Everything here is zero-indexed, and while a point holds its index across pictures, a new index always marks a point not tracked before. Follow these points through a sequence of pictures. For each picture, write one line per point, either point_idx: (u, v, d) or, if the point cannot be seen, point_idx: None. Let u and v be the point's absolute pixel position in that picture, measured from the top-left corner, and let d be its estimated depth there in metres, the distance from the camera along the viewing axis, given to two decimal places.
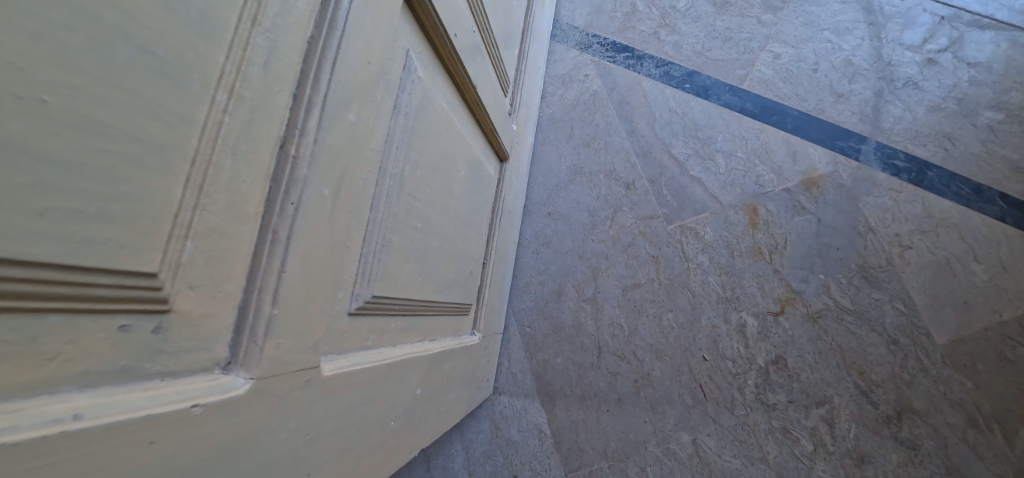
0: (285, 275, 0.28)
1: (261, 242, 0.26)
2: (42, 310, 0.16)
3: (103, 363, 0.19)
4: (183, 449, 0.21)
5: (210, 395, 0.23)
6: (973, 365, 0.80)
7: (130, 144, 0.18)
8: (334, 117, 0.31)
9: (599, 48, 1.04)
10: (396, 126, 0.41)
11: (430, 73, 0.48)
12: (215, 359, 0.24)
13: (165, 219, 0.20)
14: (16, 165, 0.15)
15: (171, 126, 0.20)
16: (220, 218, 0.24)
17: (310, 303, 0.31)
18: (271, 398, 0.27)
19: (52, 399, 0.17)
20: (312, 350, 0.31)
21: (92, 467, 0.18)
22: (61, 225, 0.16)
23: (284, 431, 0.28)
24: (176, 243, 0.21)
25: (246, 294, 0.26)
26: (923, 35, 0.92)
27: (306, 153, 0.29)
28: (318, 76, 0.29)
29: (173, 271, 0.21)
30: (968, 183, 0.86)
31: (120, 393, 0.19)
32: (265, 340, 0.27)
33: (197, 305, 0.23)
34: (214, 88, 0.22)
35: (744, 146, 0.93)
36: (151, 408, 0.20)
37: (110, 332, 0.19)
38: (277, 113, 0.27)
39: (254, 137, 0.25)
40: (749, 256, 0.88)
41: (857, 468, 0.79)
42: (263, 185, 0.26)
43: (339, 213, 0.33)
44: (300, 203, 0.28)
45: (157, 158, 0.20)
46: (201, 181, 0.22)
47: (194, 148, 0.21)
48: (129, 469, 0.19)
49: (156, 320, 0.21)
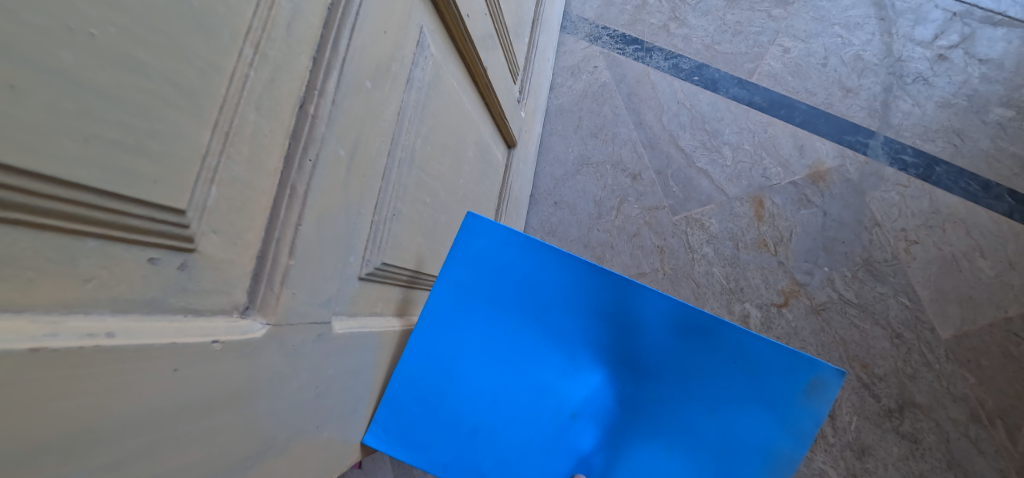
0: (302, 228, 0.29)
1: (280, 194, 0.27)
2: (82, 233, 0.17)
3: (133, 292, 0.20)
4: (204, 381, 0.22)
5: (229, 334, 0.24)
6: (976, 361, 0.80)
7: (163, 84, 0.19)
8: (351, 83, 0.32)
9: (609, 39, 1.04)
10: (409, 99, 0.42)
11: (443, 52, 0.49)
12: (234, 303, 0.25)
13: (193, 161, 0.21)
14: (68, 92, 0.16)
15: (202, 73, 0.21)
16: (244, 168, 0.25)
17: (323, 260, 0.32)
18: (286, 346, 0.28)
19: (85, 318, 0.18)
20: (324, 306, 0.32)
21: (122, 385, 0.19)
22: (101, 153, 0.17)
23: (297, 380, 0.30)
24: (203, 186, 0.22)
25: (264, 244, 0.27)
26: (934, 32, 0.92)
27: (324, 114, 0.30)
28: (337, 41, 0.30)
29: (200, 212, 0.22)
30: (976, 180, 0.86)
31: (148, 322, 0.20)
32: (281, 289, 0.28)
33: (219, 249, 0.24)
34: (241, 42, 0.23)
35: (751, 138, 0.93)
36: (176, 338, 0.21)
37: (140, 263, 0.20)
38: (298, 74, 0.28)
39: (277, 95, 0.26)
40: (753, 248, 0.88)
41: (858, 460, 0.79)
42: (283, 141, 0.27)
43: (352, 177, 0.34)
44: (318, 161, 0.29)
45: (188, 102, 0.21)
46: (227, 129, 0.23)
47: (222, 97, 0.22)
48: (153, 394, 0.20)
49: (182, 257, 0.22)
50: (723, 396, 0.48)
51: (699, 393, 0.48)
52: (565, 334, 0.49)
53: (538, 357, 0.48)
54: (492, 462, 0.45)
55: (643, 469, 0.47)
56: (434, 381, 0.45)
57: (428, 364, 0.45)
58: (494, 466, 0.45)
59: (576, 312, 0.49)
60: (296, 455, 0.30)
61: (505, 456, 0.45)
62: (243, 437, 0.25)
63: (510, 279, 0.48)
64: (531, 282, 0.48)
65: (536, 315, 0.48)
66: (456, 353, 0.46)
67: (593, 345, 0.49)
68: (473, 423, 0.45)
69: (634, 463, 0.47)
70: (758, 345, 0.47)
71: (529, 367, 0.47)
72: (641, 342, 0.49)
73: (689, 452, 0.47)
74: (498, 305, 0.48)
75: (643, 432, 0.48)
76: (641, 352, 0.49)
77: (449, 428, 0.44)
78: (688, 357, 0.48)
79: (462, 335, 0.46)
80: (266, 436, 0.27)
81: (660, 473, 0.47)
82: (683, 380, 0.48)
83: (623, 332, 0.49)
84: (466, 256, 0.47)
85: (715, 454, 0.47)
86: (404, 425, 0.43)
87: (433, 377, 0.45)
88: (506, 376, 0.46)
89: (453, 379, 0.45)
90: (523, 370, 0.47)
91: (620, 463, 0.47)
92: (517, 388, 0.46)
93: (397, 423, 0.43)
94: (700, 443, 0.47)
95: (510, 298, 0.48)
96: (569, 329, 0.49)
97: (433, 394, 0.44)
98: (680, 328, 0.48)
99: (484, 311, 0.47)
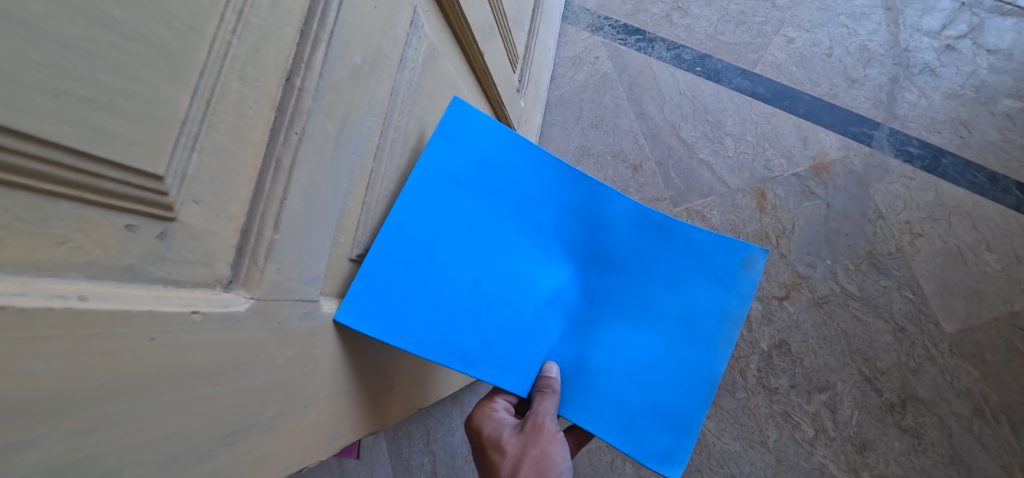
0: (287, 203, 0.29)
1: (265, 167, 0.27)
2: (54, 193, 0.17)
3: (109, 259, 0.19)
4: (182, 351, 0.22)
5: (209, 306, 0.23)
6: (981, 356, 0.79)
7: (138, 43, 0.19)
8: (340, 57, 0.31)
9: (610, 30, 1.03)
10: (402, 79, 0.41)
11: (438, 35, 0.48)
12: (217, 276, 0.25)
13: (172, 126, 0.21)
14: (37, 44, 0.15)
15: (181, 36, 0.20)
16: (227, 138, 0.24)
17: (310, 236, 0.31)
18: (271, 322, 0.28)
19: (57, 281, 0.17)
20: (311, 284, 0.32)
21: (94, 350, 0.18)
22: (74, 111, 0.17)
23: (282, 357, 0.29)
24: (183, 153, 0.22)
25: (249, 218, 0.26)
26: (942, 21, 0.91)
27: (311, 87, 0.29)
28: (325, 13, 0.30)
29: (179, 180, 0.21)
30: (983, 172, 0.85)
31: (125, 290, 0.20)
32: (266, 264, 0.27)
33: (200, 219, 0.23)
34: (223, 7, 0.22)
35: (754, 129, 0.92)
36: (153, 306, 0.20)
37: (116, 229, 0.19)
38: (285, 46, 0.27)
39: (261, 65, 0.25)
40: (755, 240, 0.87)
41: (858, 455, 0.78)
42: (269, 113, 0.27)
43: (341, 154, 0.33)
44: (304, 135, 0.29)
45: (165, 64, 0.20)
46: (208, 96, 0.22)
47: (202, 62, 0.22)
48: (128, 360, 0.20)
49: (161, 226, 0.21)
50: (680, 278, 0.52)
51: (658, 278, 0.52)
52: (540, 227, 0.51)
53: (515, 245, 0.49)
54: (475, 342, 0.45)
55: (615, 348, 0.50)
56: (414, 259, 0.42)
57: (410, 242, 0.42)
58: (477, 346, 0.45)
59: (549, 205, 0.51)
60: (281, 434, 0.30)
61: (487, 336, 0.45)
62: (224, 411, 0.25)
63: (490, 169, 0.49)
64: (509, 174, 0.50)
65: (513, 205, 0.49)
66: (437, 233, 0.45)
67: (562, 240, 0.52)
68: (455, 302, 0.44)
69: (606, 343, 0.50)
70: (707, 236, 0.52)
71: (507, 252, 0.48)
72: (608, 238, 0.52)
73: (654, 328, 0.51)
74: (478, 192, 0.48)
75: (609, 316, 0.51)
76: (606, 244, 0.52)
77: (432, 307, 0.43)
78: (649, 248, 0.52)
79: (443, 216, 0.45)
80: (250, 412, 0.27)
81: (631, 350, 0.50)
82: (645, 267, 0.52)
83: (590, 226, 0.52)
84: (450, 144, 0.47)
85: (678, 327, 0.51)
86: (383, 299, 0.39)
87: (413, 254, 0.42)
88: (486, 259, 0.47)
89: (435, 258, 0.44)
90: (502, 255, 0.48)
91: (592, 344, 0.50)
92: (496, 271, 0.47)
93: (376, 296, 0.39)
94: (662, 320, 0.51)
95: (489, 188, 0.48)
96: (543, 221, 0.51)
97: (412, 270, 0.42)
98: (642, 223, 0.52)
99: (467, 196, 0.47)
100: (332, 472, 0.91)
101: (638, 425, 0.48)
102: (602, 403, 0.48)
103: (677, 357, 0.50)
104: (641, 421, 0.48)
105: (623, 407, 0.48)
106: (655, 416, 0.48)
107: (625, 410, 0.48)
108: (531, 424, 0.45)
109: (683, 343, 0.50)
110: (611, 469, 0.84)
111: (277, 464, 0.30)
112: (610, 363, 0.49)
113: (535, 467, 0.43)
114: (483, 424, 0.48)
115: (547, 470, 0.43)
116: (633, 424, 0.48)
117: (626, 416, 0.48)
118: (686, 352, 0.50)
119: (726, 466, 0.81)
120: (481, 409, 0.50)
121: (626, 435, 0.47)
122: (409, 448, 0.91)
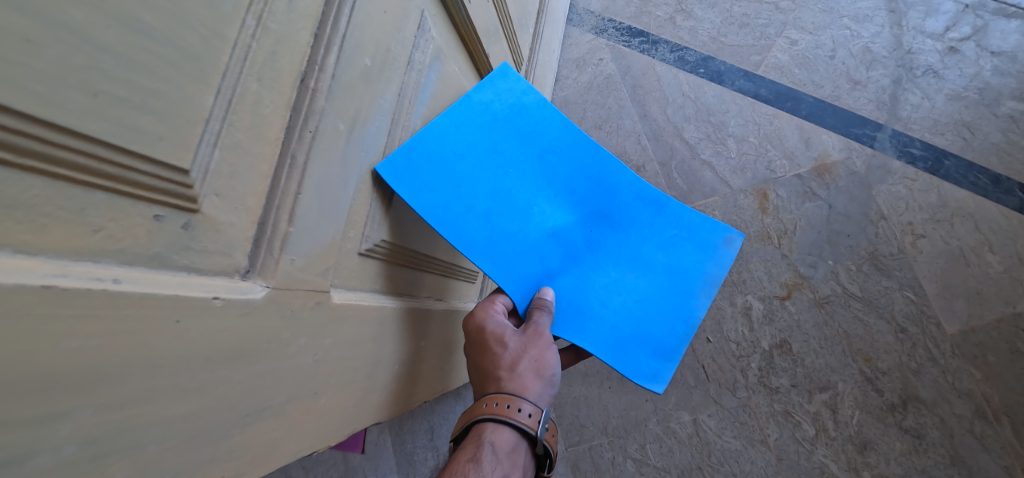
0: (301, 197, 0.30)
1: (281, 164, 0.28)
2: (91, 185, 0.18)
3: (139, 247, 0.21)
4: (204, 335, 0.23)
5: (228, 293, 0.25)
6: (983, 356, 0.79)
7: (168, 47, 0.20)
8: (351, 59, 0.33)
9: (614, 32, 1.04)
10: (409, 80, 0.42)
11: (444, 37, 0.50)
12: (236, 266, 0.26)
13: (197, 123, 0.22)
14: (81, 48, 0.17)
15: (206, 40, 0.22)
16: (246, 135, 0.26)
17: (322, 229, 0.33)
18: (284, 310, 0.29)
19: (93, 265, 0.19)
20: (322, 275, 0.33)
21: (126, 329, 0.20)
22: (109, 108, 0.18)
23: (294, 345, 0.31)
24: (206, 149, 0.23)
25: (265, 211, 0.28)
26: (946, 24, 0.91)
27: (324, 88, 0.31)
28: (337, 18, 0.31)
29: (202, 174, 0.23)
30: (987, 173, 0.85)
31: (153, 276, 0.21)
32: (281, 255, 0.29)
33: (221, 212, 0.25)
34: (244, 12, 0.24)
35: (756, 131, 0.93)
36: (178, 291, 0.22)
37: (145, 219, 0.21)
38: (300, 49, 0.28)
39: (278, 67, 0.27)
40: (757, 240, 0.88)
41: (859, 454, 0.79)
42: (284, 112, 0.28)
43: (351, 151, 0.35)
44: (317, 133, 0.31)
45: (191, 66, 0.21)
46: (229, 97, 0.24)
47: (224, 64, 0.23)
48: (155, 340, 0.21)
49: (185, 217, 0.23)
50: (679, 240, 0.54)
51: (660, 235, 0.54)
52: (561, 170, 0.52)
53: (534, 177, 0.51)
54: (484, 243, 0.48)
55: (611, 286, 0.52)
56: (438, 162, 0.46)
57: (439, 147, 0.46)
58: (483, 250, 0.48)
59: (564, 157, 0.53)
60: (292, 418, 0.31)
61: (494, 244, 0.48)
62: (241, 394, 0.27)
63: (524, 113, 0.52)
64: (531, 122, 0.52)
65: (533, 150, 0.52)
66: (461, 152, 0.48)
67: (581, 185, 0.53)
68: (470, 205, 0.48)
69: (601, 281, 0.52)
70: (700, 214, 0.54)
71: (522, 183, 0.51)
72: (625, 191, 0.54)
73: (649, 276, 0.52)
74: (507, 128, 0.51)
75: (611, 257, 0.52)
76: (613, 201, 0.53)
77: (448, 205, 0.46)
78: (649, 211, 0.54)
79: (472, 138, 0.49)
80: (264, 396, 0.28)
81: (625, 289, 0.52)
82: (645, 226, 0.54)
83: (600, 184, 0.53)
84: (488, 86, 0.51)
85: (669, 279, 0.53)
86: (412, 177, 0.43)
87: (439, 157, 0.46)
88: (505, 182, 0.50)
89: (456, 169, 0.47)
90: (517, 184, 0.50)
91: (590, 279, 0.52)
92: (509, 197, 0.50)
93: (408, 171, 0.42)
94: (657, 271, 0.53)
95: (512, 126, 0.51)
96: (561, 171, 0.52)
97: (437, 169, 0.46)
98: (645, 191, 0.54)
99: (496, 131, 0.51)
100: (337, 466, 0.93)
101: (623, 351, 0.50)
102: (592, 327, 0.50)
103: (665, 301, 0.52)
104: (623, 350, 0.50)
105: (613, 333, 0.50)
106: (639, 345, 0.51)
107: (614, 335, 0.50)
108: (533, 330, 0.47)
109: (669, 293, 0.52)
110: (612, 466, 0.85)
111: (288, 447, 0.32)
112: (603, 298, 0.51)
113: (534, 365, 0.47)
114: (485, 321, 0.49)
115: (542, 369, 0.48)
116: (621, 346, 0.50)
117: (615, 340, 0.50)
118: (673, 301, 0.52)
119: (726, 464, 0.82)
120: (481, 307, 0.52)
121: (613, 355, 0.50)
122: (413, 443, 0.93)
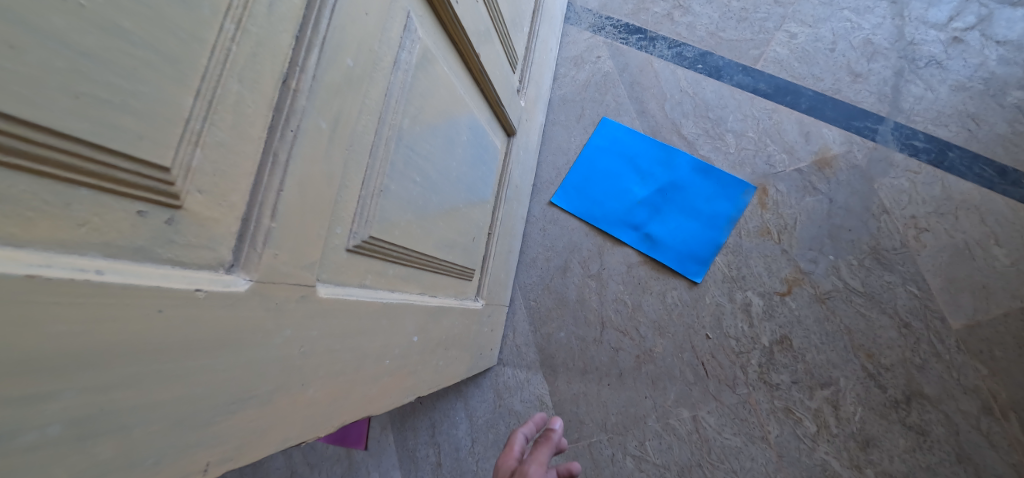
0: (284, 194, 0.31)
1: (263, 162, 0.29)
2: (74, 182, 0.19)
3: (123, 240, 0.22)
4: (187, 324, 0.25)
5: (212, 285, 0.26)
6: (990, 352, 0.77)
7: (147, 51, 0.21)
8: (333, 59, 0.34)
9: (611, 29, 1.04)
10: (395, 81, 0.44)
11: (432, 37, 0.50)
12: (220, 260, 0.27)
13: (177, 122, 0.23)
14: (61, 53, 0.18)
15: (184, 43, 0.23)
16: (229, 134, 0.27)
17: (306, 225, 0.34)
18: (268, 302, 0.31)
19: (77, 256, 0.20)
20: (308, 270, 0.35)
21: (110, 317, 0.21)
22: (91, 109, 0.19)
23: (280, 337, 0.32)
24: (187, 147, 0.24)
25: (248, 208, 0.29)
26: (949, 13, 0.89)
27: (305, 88, 0.32)
28: (318, 20, 0.32)
29: (184, 171, 0.24)
30: (992, 165, 0.83)
31: (139, 267, 0.22)
32: (263, 250, 0.30)
33: (205, 208, 0.26)
34: (222, 17, 0.25)
35: (755, 125, 0.92)
36: (160, 282, 0.23)
37: (129, 214, 0.22)
38: (281, 51, 0.29)
39: (259, 69, 0.28)
40: (757, 235, 0.87)
41: (862, 451, 0.78)
42: (267, 112, 0.29)
43: (335, 149, 0.36)
44: (299, 132, 0.32)
45: (170, 68, 0.22)
46: (210, 97, 0.25)
47: (204, 66, 0.24)
48: (139, 329, 0.22)
49: (169, 213, 0.24)
50: (711, 196, 0.90)
51: (700, 194, 0.91)
52: (644, 172, 0.94)
53: (621, 175, 0.95)
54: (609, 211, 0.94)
55: (672, 228, 0.90)
56: (580, 180, 0.97)
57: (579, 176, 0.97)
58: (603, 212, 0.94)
59: (638, 160, 0.95)
60: (279, 407, 0.33)
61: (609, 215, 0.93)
62: (225, 382, 0.28)
63: (616, 140, 0.97)
64: (618, 140, 0.97)
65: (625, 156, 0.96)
66: (588, 174, 0.97)
67: (655, 182, 0.93)
68: (597, 196, 0.95)
69: (669, 225, 0.91)
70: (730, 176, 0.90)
71: (620, 179, 0.95)
72: (680, 179, 0.92)
73: (694, 221, 0.90)
74: (608, 152, 0.97)
75: (666, 213, 0.92)
76: (670, 174, 0.93)
77: (591, 198, 0.95)
78: (693, 174, 0.92)
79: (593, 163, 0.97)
80: (250, 385, 0.30)
81: (677, 230, 0.90)
82: (698, 187, 0.91)
83: (670, 171, 0.93)
84: (597, 134, 0.98)
85: (705, 220, 0.90)
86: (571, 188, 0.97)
87: (581, 176, 0.97)
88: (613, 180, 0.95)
89: (591, 180, 0.96)
90: (616, 181, 0.95)
91: (663, 225, 0.91)
92: (620, 191, 0.94)
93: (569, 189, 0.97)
94: (698, 217, 0.90)
95: (601, 148, 0.98)
96: (650, 171, 0.94)
97: (581, 182, 0.97)
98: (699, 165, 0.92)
99: (603, 150, 0.97)
100: (341, 463, 0.95)
101: (687, 263, 0.89)
102: (664, 250, 0.90)
103: (699, 232, 0.89)
104: (678, 260, 0.89)
105: (678, 253, 0.90)
106: (687, 259, 0.89)
107: (679, 255, 0.89)
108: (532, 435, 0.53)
109: (694, 228, 0.90)
110: (612, 463, 0.85)
111: (275, 435, 0.33)
112: (665, 231, 0.91)
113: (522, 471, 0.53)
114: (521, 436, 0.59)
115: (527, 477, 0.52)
116: (683, 258, 0.89)
117: (679, 255, 0.89)
118: (705, 233, 0.89)
119: (726, 461, 0.81)
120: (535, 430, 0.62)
121: (677, 263, 0.89)
122: (415, 440, 0.94)
